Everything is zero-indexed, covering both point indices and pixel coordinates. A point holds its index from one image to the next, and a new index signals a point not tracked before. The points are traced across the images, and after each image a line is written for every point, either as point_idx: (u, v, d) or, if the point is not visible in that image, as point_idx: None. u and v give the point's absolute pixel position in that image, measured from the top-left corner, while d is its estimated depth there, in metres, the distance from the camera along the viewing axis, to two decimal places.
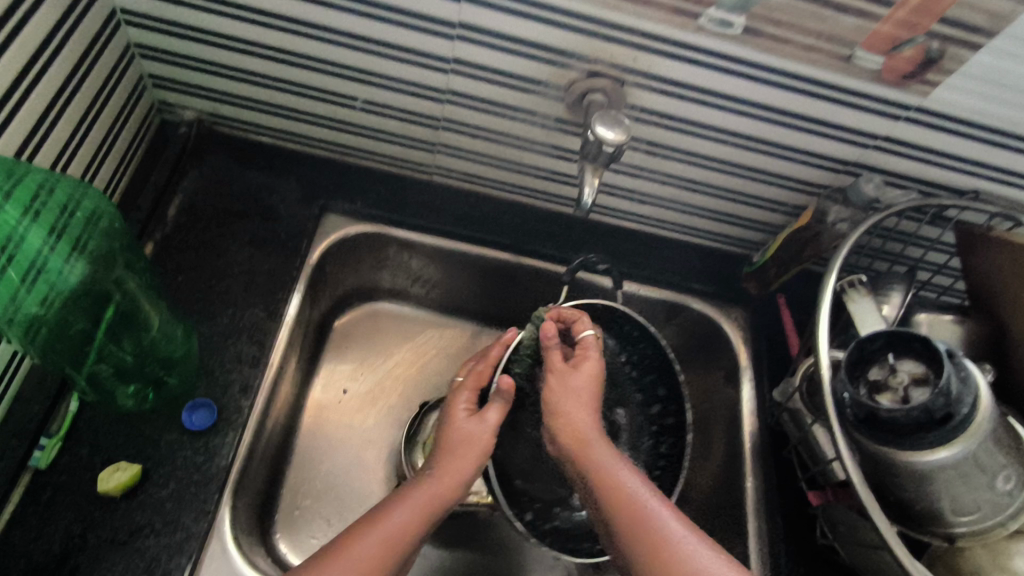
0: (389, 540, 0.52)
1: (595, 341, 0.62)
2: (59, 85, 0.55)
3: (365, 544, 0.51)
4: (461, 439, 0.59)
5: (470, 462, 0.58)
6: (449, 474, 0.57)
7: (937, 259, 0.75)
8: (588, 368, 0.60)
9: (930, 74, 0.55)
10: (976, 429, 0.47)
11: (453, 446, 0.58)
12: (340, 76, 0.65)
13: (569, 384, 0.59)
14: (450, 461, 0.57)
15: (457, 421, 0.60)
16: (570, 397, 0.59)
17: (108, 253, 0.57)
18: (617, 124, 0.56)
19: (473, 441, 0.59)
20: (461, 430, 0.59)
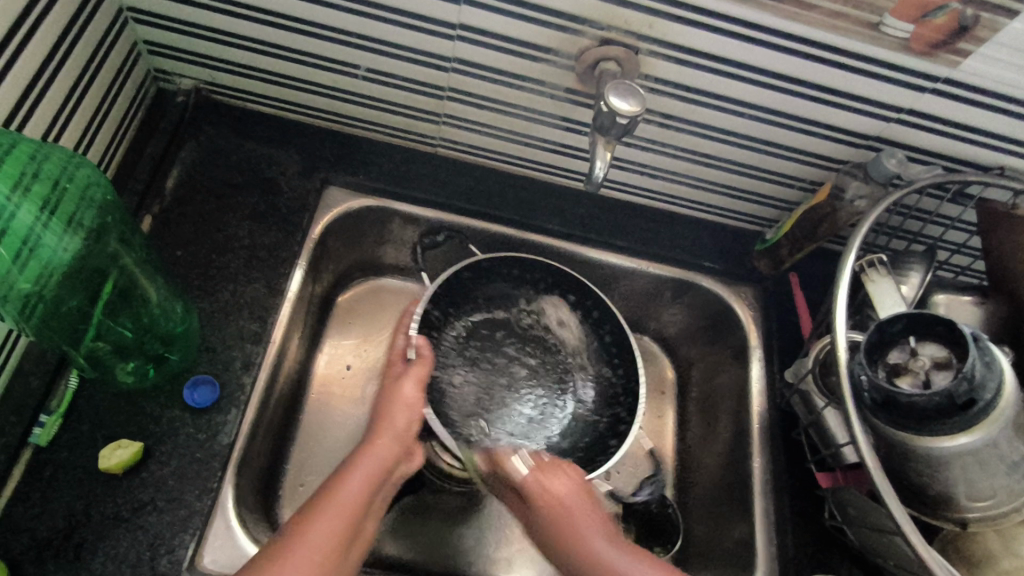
0: (348, 501, 0.52)
1: (534, 476, 0.57)
2: (49, 50, 0.53)
3: (327, 509, 0.51)
4: (393, 401, 0.60)
5: (406, 419, 0.59)
6: (387, 431, 0.58)
7: (957, 238, 0.73)
8: (551, 502, 0.55)
9: (961, 43, 0.53)
10: (998, 416, 0.46)
11: (387, 407, 0.60)
12: (341, 43, 0.63)
13: (560, 540, 0.54)
14: (388, 421, 0.59)
15: (389, 381, 0.62)
16: (569, 546, 0.53)
17: (102, 226, 0.56)
18: (631, 95, 0.54)
19: (404, 397, 0.60)
20: (391, 392, 0.61)
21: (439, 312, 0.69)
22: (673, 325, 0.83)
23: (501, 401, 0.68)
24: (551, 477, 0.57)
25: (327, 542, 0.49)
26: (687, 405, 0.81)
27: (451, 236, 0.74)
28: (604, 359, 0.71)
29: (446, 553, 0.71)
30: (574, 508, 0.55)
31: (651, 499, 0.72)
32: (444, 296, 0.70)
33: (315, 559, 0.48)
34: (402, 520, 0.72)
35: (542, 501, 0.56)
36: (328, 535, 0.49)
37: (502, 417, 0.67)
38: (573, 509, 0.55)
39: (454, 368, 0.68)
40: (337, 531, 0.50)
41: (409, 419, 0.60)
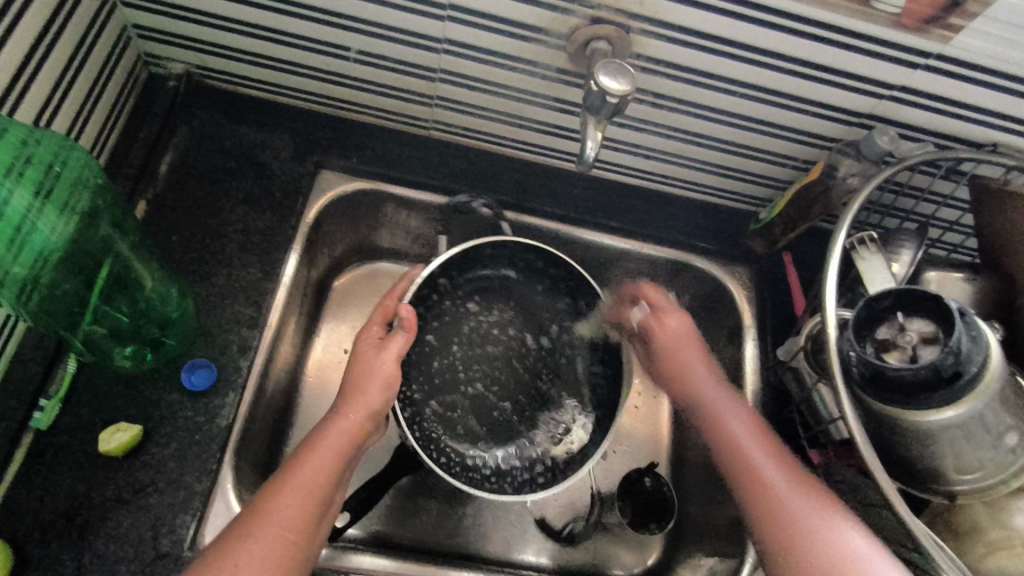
0: (316, 479, 0.53)
1: (659, 313, 0.67)
2: (37, 34, 0.53)
3: (291, 488, 0.51)
4: (367, 374, 0.60)
5: (382, 392, 0.59)
6: (360, 405, 0.58)
7: (949, 215, 0.73)
8: (673, 327, 0.67)
9: (953, 18, 0.52)
10: (984, 390, 0.46)
11: (356, 380, 0.59)
12: (330, 25, 0.63)
13: (677, 356, 0.66)
14: (360, 394, 0.58)
15: (365, 351, 0.61)
16: (679, 356, 0.65)
17: (93, 211, 0.56)
18: (620, 73, 0.54)
19: (378, 372, 0.60)
20: (362, 363, 0.60)
21: (446, 279, 0.71)
22: None
23: (479, 389, 0.71)
24: (669, 319, 0.67)
25: (292, 520, 0.50)
26: None
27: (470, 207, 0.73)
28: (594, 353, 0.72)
29: (443, 533, 0.72)
30: (682, 343, 0.66)
31: (645, 477, 0.74)
32: (455, 262, 0.71)
33: (279, 536, 0.49)
34: (404, 503, 0.73)
35: (659, 338, 0.67)
36: (294, 513, 0.50)
37: (478, 401, 0.71)
38: (683, 343, 0.66)
39: (447, 347, 0.71)
40: (304, 511, 0.51)
41: (385, 392, 0.60)
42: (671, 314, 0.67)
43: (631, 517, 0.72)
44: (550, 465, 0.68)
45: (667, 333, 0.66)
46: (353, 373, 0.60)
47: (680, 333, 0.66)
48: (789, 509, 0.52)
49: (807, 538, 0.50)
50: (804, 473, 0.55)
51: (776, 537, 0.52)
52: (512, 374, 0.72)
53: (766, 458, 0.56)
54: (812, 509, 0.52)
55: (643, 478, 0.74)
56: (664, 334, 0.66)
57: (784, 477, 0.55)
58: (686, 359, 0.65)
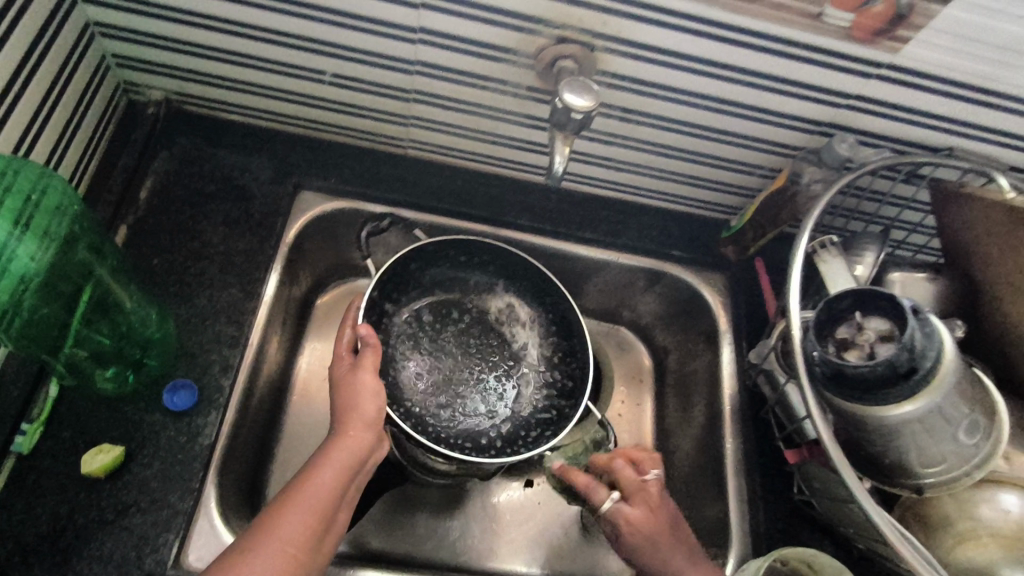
0: (320, 495, 0.53)
1: (620, 507, 0.56)
2: (17, 66, 0.54)
3: (294, 507, 0.51)
4: (353, 392, 0.59)
5: (374, 404, 0.59)
6: (357, 422, 0.58)
7: (912, 218, 0.76)
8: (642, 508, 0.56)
9: (900, 30, 0.55)
10: (939, 384, 0.48)
11: (348, 398, 0.59)
12: (306, 51, 0.65)
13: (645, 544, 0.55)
14: (355, 411, 0.58)
15: (342, 372, 0.62)
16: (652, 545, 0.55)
17: (71, 237, 0.57)
18: (586, 90, 0.56)
19: (365, 387, 0.59)
20: (349, 382, 0.60)
21: (390, 303, 0.72)
22: (647, 313, 0.85)
23: (458, 381, 0.72)
24: (636, 503, 0.57)
25: (296, 538, 0.50)
26: (663, 391, 0.83)
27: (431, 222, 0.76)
28: (544, 327, 0.75)
29: (430, 545, 0.73)
30: (658, 534, 0.55)
31: None
32: (413, 258, 0.72)
33: (284, 555, 0.48)
34: (390, 517, 0.73)
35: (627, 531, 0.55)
36: (299, 530, 0.50)
37: (462, 392, 0.71)
38: (653, 530, 0.55)
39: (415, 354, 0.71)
40: (309, 526, 0.51)
41: (377, 404, 0.59)
42: (640, 491, 0.57)
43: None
44: (552, 420, 0.71)
45: (631, 524, 0.55)
46: (341, 396, 0.60)
47: (650, 513, 0.56)
48: None
49: None
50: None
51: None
52: (475, 356, 0.74)
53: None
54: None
55: None
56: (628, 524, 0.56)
57: None
58: (662, 555, 0.54)
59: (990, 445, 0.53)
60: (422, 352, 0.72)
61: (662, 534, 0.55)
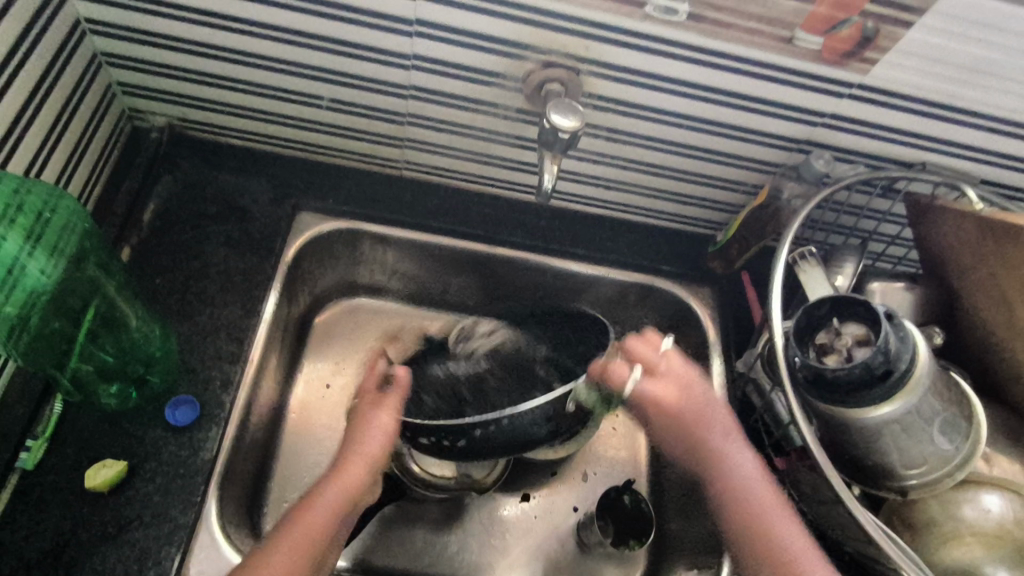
0: (309, 531, 0.57)
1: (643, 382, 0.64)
2: (27, 95, 0.57)
3: (283, 542, 0.55)
4: (363, 425, 0.64)
5: (377, 445, 0.63)
6: (355, 461, 0.62)
7: (890, 231, 0.79)
8: (669, 374, 0.66)
9: (868, 52, 0.58)
10: (914, 386, 0.51)
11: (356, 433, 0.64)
12: (306, 78, 0.68)
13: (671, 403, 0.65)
14: (360, 449, 0.63)
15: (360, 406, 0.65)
16: (683, 402, 0.66)
17: (80, 252, 0.59)
18: (572, 112, 0.59)
19: (375, 424, 0.63)
20: (360, 419, 0.65)
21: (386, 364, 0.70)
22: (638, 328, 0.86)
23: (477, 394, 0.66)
24: (664, 377, 0.66)
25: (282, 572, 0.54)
26: None
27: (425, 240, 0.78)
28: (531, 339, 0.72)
29: (427, 561, 0.73)
30: (695, 406, 0.66)
31: (624, 494, 0.74)
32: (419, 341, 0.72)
33: None
34: (387, 531, 0.74)
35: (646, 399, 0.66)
36: (297, 549, 0.55)
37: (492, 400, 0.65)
38: (689, 402, 0.66)
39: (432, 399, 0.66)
40: (305, 547, 0.56)
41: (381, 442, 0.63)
42: (664, 363, 0.66)
43: (613, 529, 0.74)
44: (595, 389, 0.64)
45: (662, 396, 0.65)
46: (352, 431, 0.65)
47: (682, 386, 0.66)
48: (764, 512, 0.60)
49: (771, 540, 0.59)
50: (805, 531, 0.59)
51: (777, 572, 0.57)
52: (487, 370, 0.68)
53: (771, 509, 0.60)
54: (811, 560, 0.57)
55: (623, 496, 0.74)
56: (658, 399, 0.65)
57: (764, 488, 0.62)
58: (687, 412, 0.65)
59: (970, 445, 0.55)
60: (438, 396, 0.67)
61: (699, 402, 0.66)
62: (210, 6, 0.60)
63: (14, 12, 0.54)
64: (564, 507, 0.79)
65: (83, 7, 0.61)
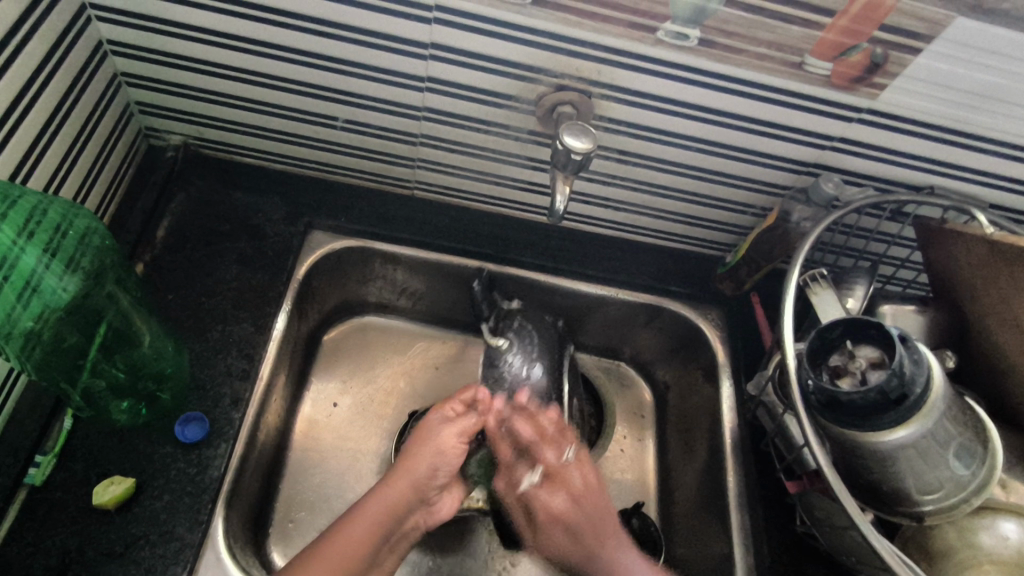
0: (350, 545, 0.57)
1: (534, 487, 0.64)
2: (49, 114, 0.58)
3: (325, 551, 0.56)
4: (425, 438, 0.65)
5: (431, 460, 0.63)
6: (407, 473, 0.62)
7: (900, 253, 0.79)
8: (555, 490, 0.64)
9: (877, 77, 0.59)
10: (929, 410, 0.50)
11: (422, 449, 0.64)
12: (322, 99, 0.69)
13: (559, 515, 0.63)
14: (423, 453, 0.64)
15: (433, 418, 0.67)
16: (571, 522, 0.63)
17: (100, 268, 0.60)
18: (584, 133, 0.59)
19: (449, 445, 0.64)
20: (428, 437, 0.65)
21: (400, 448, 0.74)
22: (647, 348, 0.86)
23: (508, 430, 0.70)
24: (558, 489, 0.64)
25: None
26: (664, 426, 0.84)
27: (434, 258, 0.79)
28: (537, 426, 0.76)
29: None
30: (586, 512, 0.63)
31: (632, 518, 0.73)
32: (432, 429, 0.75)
33: None
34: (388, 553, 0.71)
35: (542, 514, 0.63)
36: (333, 564, 0.55)
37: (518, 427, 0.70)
38: (577, 517, 0.63)
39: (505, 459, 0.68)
40: (347, 562, 0.56)
41: (438, 461, 0.64)
42: (563, 468, 0.65)
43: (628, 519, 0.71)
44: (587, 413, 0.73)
45: (551, 512, 0.63)
46: (414, 441, 0.66)
47: (581, 487, 0.64)
48: None
49: None
50: None
51: None
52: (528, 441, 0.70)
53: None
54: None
55: (632, 520, 0.73)
56: (550, 508, 0.63)
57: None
58: (576, 533, 0.62)
59: (986, 471, 0.54)
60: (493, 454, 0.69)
61: (583, 519, 0.63)
62: (229, 28, 0.62)
63: (38, 34, 0.55)
64: None
65: (106, 28, 0.63)
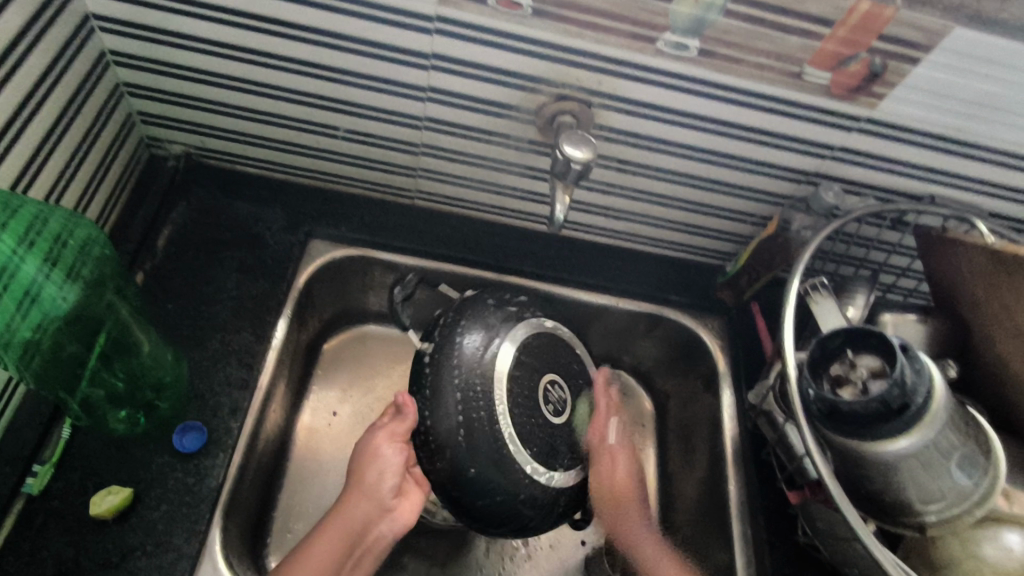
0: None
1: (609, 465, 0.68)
2: (50, 124, 0.58)
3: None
4: (365, 454, 0.64)
5: (374, 476, 0.63)
6: (357, 492, 0.63)
7: (900, 262, 0.79)
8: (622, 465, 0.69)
9: (876, 87, 0.59)
10: (932, 420, 0.50)
11: (364, 461, 0.64)
12: (323, 109, 0.69)
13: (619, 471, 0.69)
14: (364, 464, 0.63)
15: (368, 432, 0.65)
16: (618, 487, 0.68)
17: (99, 277, 0.60)
18: (584, 142, 0.60)
19: (385, 453, 0.63)
20: (365, 446, 0.64)
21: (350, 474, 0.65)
22: (648, 358, 0.86)
23: (454, 411, 0.60)
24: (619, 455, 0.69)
25: None
26: (666, 435, 0.84)
27: (434, 267, 0.79)
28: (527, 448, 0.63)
29: None
30: (625, 496, 0.68)
31: None
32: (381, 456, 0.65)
33: None
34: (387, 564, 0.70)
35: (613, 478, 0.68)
36: None
37: (465, 401, 0.60)
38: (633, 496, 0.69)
39: (461, 456, 0.59)
40: None
41: (379, 475, 0.63)
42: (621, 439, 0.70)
43: (534, 457, 0.61)
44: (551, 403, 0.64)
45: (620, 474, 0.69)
46: (358, 454, 0.65)
47: (625, 478, 0.69)
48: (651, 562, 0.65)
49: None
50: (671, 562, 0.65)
51: None
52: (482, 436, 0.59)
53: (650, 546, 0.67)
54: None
55: None
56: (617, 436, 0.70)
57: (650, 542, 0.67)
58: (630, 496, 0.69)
59: (989, 480, 0.54)
60: (441, 444, 0.59)
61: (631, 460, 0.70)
62: (230, 38, 0.62)
63: (40, 45, 0.55)
64: (572, 540, 0.76)
65: (108, 39, 0.63)
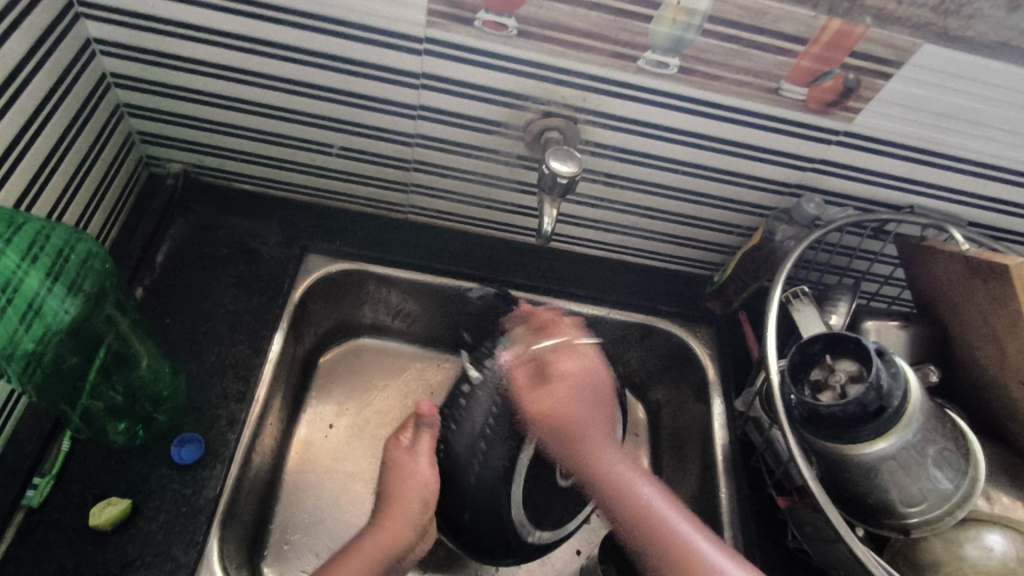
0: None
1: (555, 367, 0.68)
2: (52, 145, 0.60)
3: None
4: (398, 470, 0.66)
5: (413, 492, 0.65)
6: (397, 510, 0.64)
7: (883, 271, 0.81)
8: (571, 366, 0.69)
9: (850, 101, 0.61)
10: (908, 421, 0.52)
11: (401, 480, 0.65)
12: (318, 127, 0.71)
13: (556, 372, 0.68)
14: (401, 480, 0.65)
15: (398, 451, 0.68)
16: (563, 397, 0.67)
17: (99, 291, 0.62)
18: (570, 157, 0.62)
19: (423, 470, 0.65)
20: (402, 466, 0.66)
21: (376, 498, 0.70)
22: (638, 367, 0.87)
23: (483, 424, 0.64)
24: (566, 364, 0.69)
25: None
26: (658, 444, 0.85)
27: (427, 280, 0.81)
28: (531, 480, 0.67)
29: None
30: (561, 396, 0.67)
31: None
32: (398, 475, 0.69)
33: None
34: None
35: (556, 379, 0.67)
36: None
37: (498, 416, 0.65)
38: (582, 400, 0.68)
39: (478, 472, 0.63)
40: None
41: (419, 491, 0.65)
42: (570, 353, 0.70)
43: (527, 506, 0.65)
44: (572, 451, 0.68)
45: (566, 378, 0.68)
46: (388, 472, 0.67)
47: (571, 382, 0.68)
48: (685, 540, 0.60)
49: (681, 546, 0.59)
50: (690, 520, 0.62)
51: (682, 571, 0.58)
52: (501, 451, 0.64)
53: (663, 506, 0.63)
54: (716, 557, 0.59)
55: None
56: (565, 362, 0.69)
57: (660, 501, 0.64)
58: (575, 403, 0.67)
59: (969, 482, 0.55)
60: (465, 453, 0.64)
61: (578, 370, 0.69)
62: (227, 61, 0.64)
63: (44, 70, 0.57)
64: (566, 549, 0.76)
65: (109, 62, 0.65)
